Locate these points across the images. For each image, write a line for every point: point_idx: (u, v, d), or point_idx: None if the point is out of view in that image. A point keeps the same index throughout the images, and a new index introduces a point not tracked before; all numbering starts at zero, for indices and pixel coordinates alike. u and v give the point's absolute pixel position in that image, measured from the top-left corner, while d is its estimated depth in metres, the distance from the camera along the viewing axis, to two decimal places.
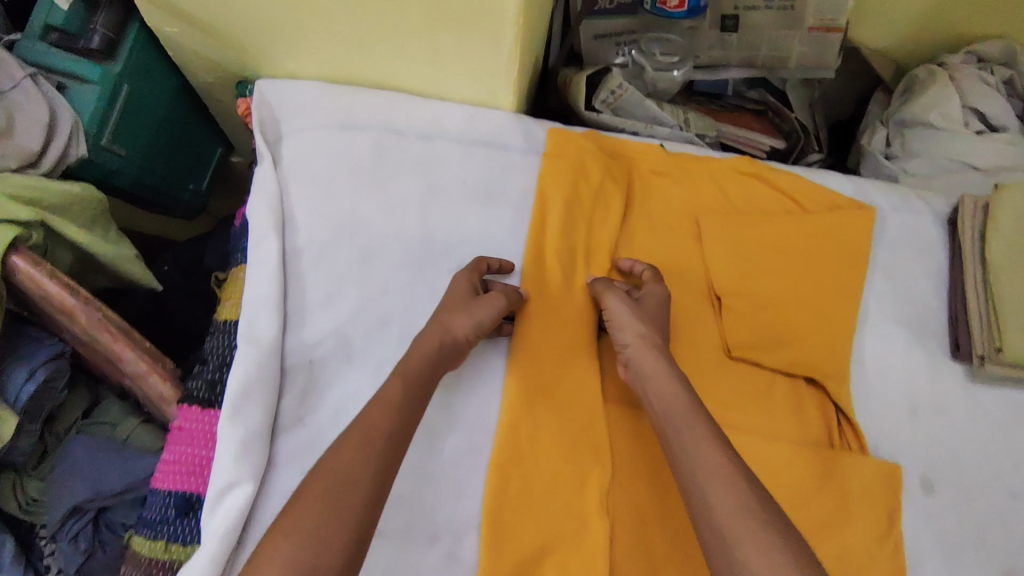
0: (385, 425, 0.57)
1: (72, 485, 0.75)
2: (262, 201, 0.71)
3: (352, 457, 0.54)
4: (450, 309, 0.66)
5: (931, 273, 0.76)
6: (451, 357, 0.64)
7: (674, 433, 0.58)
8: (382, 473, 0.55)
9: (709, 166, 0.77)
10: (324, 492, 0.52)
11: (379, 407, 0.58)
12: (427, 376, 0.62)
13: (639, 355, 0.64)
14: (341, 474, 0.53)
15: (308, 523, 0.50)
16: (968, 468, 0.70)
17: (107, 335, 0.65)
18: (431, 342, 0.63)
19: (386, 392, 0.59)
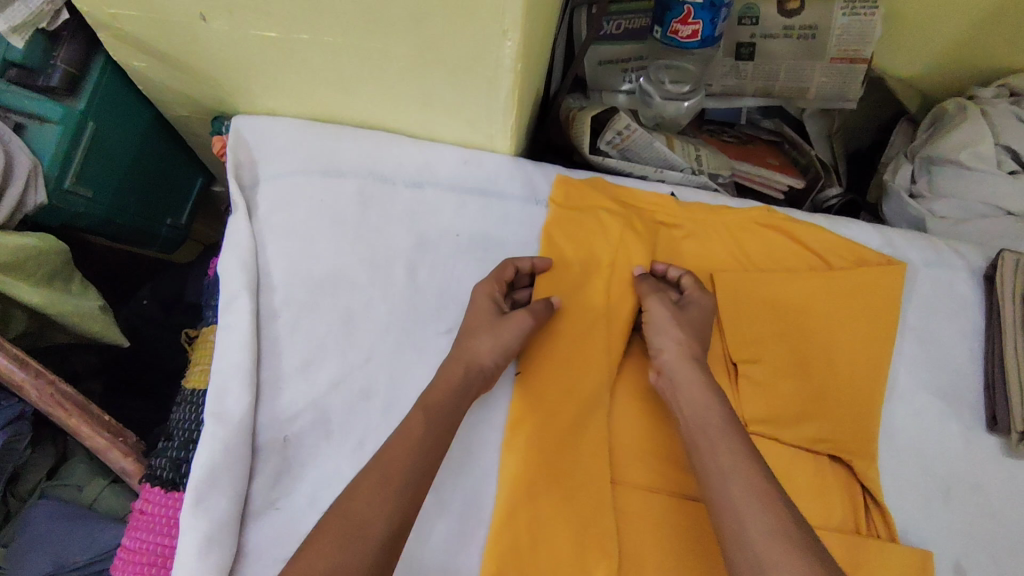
0: (406, 465, 0.53)
1: (32, 556, 0.69)
2: (235, 257, 0.65)
3: (368, 502, 0.51)
4: (476, 329, 0.62)
5: (966, 336, 0.70)
6: (477, 382, 0.61)
7: (706, 446, 0.54)
8: (401, 521, 0.51)
9: (726, 218, 0.71)
10: (336, 538, 0.48)
11: (366, 489, 0.51)
12: (437, 440, 0.56)
13: (677, 364, 0.60)
14: (355, 518, 0.50)
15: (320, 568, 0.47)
16: (1006, 554, 0.64)
17: (60, 410, 0.59)
18: (457, 372, 0.60)
19: (407, 427, 0.56)
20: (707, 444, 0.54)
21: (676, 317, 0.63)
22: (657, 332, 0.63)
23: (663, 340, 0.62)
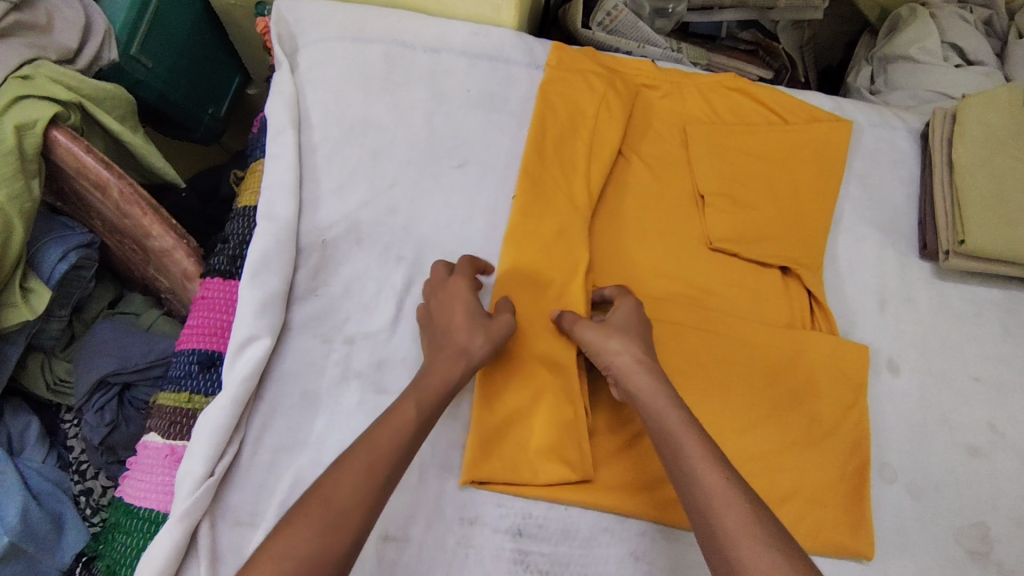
0: (391, 452, 0.55)
1: (97, 359, 0.82)
2: (280, 100, 0.77)
3: (353, 482, 0.53)
4: (461, 326, 0.64)
5: (903, 182, 0.82)
6: (467, 377, 0.63)
7: (672, 449, 0.57)
8: (373, 509, 0.53)
9: (696, 80, 0.83)
10: (319, 518, 0.51)
11: (388, 428, 0.56)
12: (421, 429, 0.58)
13: (625, 375, 0.63)
14: (338, 506, 0.52)
15: (298, 552, 0.49)
16: (934, 354, 0.75)
17: (137, 208, 0.71)
18: (450, 363, 0.62)
19: (397, 411, 0.58)
20: (674, 452, 0.57)
21: (608, 331, 0.65)
22: (600, 347, 0.65)
23: (608, 355, 0.64)
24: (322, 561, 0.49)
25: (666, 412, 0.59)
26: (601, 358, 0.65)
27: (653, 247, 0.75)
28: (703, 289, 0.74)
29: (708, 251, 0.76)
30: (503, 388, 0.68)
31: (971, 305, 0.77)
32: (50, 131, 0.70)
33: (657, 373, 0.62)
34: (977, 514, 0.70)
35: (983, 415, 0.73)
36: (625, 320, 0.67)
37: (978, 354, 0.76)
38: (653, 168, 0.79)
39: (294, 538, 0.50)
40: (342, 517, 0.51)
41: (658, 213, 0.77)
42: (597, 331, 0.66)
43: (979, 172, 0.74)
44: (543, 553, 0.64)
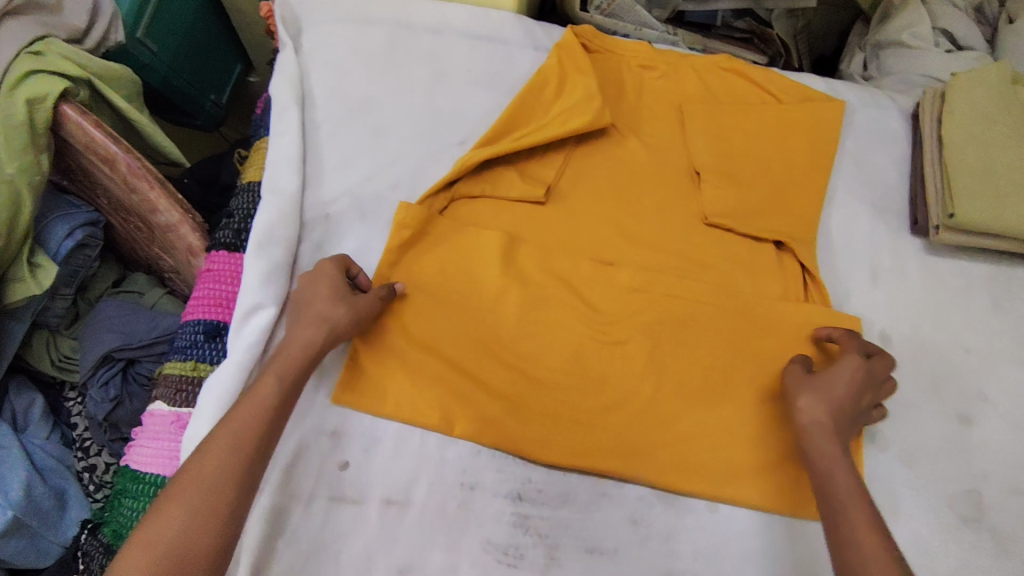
0: (255, 427, 0.53)
1: (103, 335, 0.83)
2: (284, 78, 0.78)
3: (219, 462, 0.51)
4: (323, 299, 0.63)
5: (896, 161, 0.84)
6: (329, 346, 0.62)
7: (828, 497, 0.55)
8: (243, 488, 0.51)
9: (691, 61, 0.85)
10: (189, 498, 0.48)
11: (248, 406, 0.54)
12: (286, 402, 0.56)
13: (812, 416, 0.61)
14: (206, 483, 0.49)
15: (166, 534, 0.46)
16: (926, 326, 0.76)
17: (145, 182, 0.72)
18: (314, 334, 0.61)
19: (258, 390, 0.56)
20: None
21: (808, 380, 0.63)
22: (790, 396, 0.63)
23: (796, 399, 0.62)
24: (189, 542, 0.47)
25: (828, 451, 0.58)
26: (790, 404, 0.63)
27: (651, 221, 0.77)
28: (700, 262, 0.76)
29: (703, 226, 0.77)
30: (508, 354, 0.70)
31: (961, 278, 0.79)
32: (60, 106, 0.71)
33: (840, 436, 0.59)
34: (968, 481, 0.71)
35: (973, 385, 0.75)
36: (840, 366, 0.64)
37: (969, 326, 0.77)
38: (650, 145, 0.81)
39: (164, 522, 0.47)
40: (209, 498, 0.49)
41: (654, 189, 0.78)
42: (801, 379, 0.64)
43: (966, 149, 0.76)
44: (542, 517, 0.65)
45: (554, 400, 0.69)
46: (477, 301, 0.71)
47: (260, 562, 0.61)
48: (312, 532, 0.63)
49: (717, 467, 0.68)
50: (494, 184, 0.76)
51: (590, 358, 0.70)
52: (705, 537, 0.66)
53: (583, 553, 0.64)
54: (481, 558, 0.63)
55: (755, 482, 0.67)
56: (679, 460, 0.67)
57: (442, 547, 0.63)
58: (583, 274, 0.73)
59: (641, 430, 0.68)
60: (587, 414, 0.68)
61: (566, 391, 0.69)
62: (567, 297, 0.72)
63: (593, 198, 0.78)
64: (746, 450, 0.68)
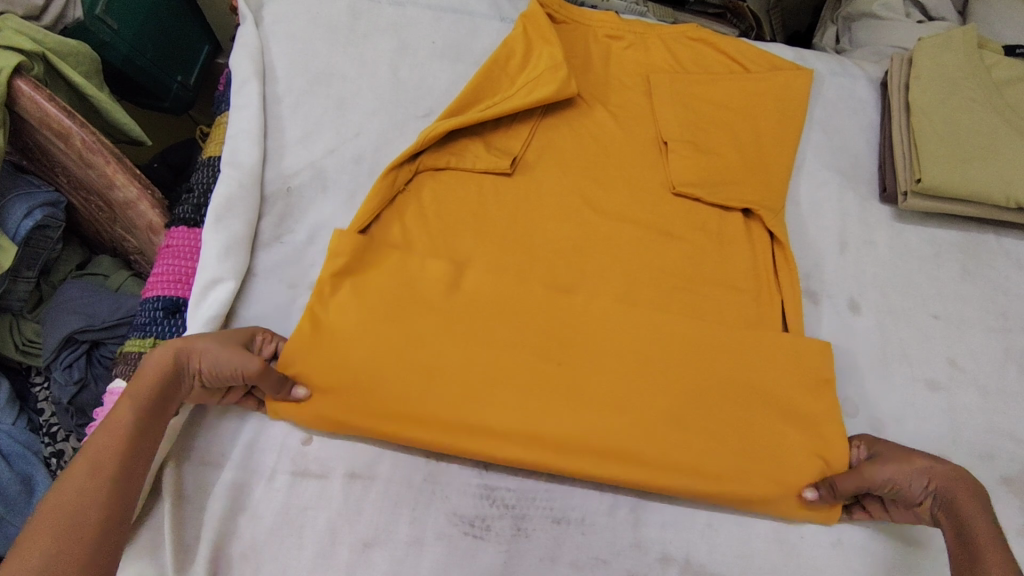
0: (114, 454, 0.53)
1: (65, 317, 0.81)
2: (244, 52, 0.77)
3: (80, 489, 0.50)
4: (200, 334, 0.60)
5: (864, 129, 0.83)
6: (180, 374, 0.58)
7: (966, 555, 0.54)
8: (109, 514, 0.50)
9: (659, 31, 0.84)
10: (53, 525, 0.47)
11: (104, 433, 0.54)
12: (148, 423, 0.56)
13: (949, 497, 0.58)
14: (66, 515, 0.48)
15: (34, 560, 0.45)
16: (893, 293, 0.76)
17: (100, 157, 0.70)
18: (166, 358, 0.58)
19: (114, 416, 0.55)
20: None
21: (906, 466, 0.60)
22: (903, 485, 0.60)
23: (917, 483, 0.59)
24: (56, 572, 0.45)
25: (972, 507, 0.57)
26: (906, 493, 0.60)
27: (617, 191, 0.76)
28: (668, 232, 0.75)
29: (670, 196, 0.77)
30: None
31: (929, 246, 0.78)
32: (14, 81, 0.69)
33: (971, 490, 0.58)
34: (939, 447, 0.69)
35: (941, 351, 0.74)
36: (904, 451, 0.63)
37: (939, 293, 0.76)
38: (617, 114, 0.80)
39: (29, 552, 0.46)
40: (74, 527, 0.48)
41: (620, 159, 0.78)
42: (898, 472, 0.60)
43: (933, 113, 0.76)
44: (509, 488, 0.65)
45: (526, 369, 0.64)
46: None
47: (223, 537, 0.60)
48: (275, 507, 0.62)
49: None
50: (459, 156, 0.75)
51: None
52: (673, 507, 0.66)
53: (549, 524, 0.64)
54: (447, 530, 0.62)
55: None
56: None
57: (407, 520, 0.62)
58: (551, 247, 0.72)
59: (614, 394, 0.64)
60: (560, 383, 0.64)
61: (538, 358, 0.65)
62: (535, 270, 0.71)
63: (561, 170, 0.77)
64: (727, 420, 0.64)
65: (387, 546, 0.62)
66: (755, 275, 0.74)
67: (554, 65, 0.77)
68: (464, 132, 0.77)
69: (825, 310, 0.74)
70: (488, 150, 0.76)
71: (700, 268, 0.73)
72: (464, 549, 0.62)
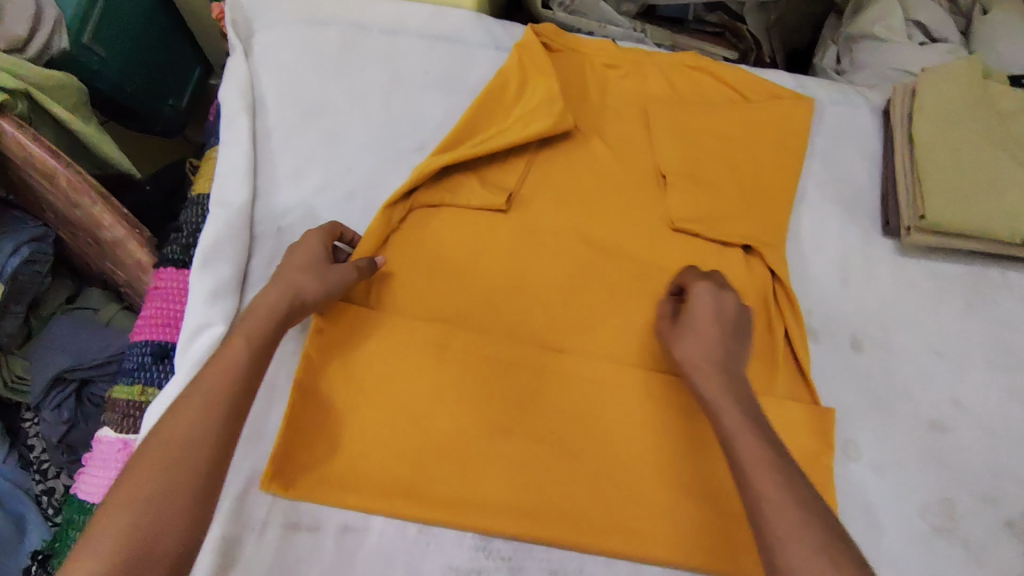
0: (226, 386, 0.51)
1: (53, 356, 0.79)
2: (233, 85, 0.75)
3: (192, 421, 0.48)
4: (295, 267, 0.61)
5: (866, 159, 0.81)
6: (297, 314, 0.59)
7: None
8: (222, 448, 0.48)
9: (657, 60, 0.82)
10: (162, 457, 0.46)
11: (216, 365, 0.52)
12: (258, 359, 0.54)
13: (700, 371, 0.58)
14: (178, 446, 0.47)
15: (141, 493, 0.44)
16: (896, 329, 0.75)
17: (87, 197, 0.69)
18: (277, 295, 0.58)
19: (228, 351, 0.53)
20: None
21: (700, 338, 0.60)
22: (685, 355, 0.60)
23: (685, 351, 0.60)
24: (168, 503, 0.45)
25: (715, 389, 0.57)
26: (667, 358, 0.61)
27: (615, 227, 0.75)
28: (667, 268, 0.73)
29: (670, 231, 0.75)
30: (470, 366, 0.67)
31: (933, 280, 0.77)
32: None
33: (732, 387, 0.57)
34: (942, 490, 0.69)
35: (945, 389, 0.73)
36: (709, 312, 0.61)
37: (941, 330, 0.75)
38: (614, 147, 0.78)
39: (137, 484, 0.45)
40: (185, 458, 0.47)
41: (621, 194, 0.76)
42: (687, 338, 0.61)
43: (937, 147, 0.74)
44: (506, 540, 0.63)
45: (516, 425, 0.66)
46: (439, 316, 0.69)
47: None
48: (266, 562, 0.60)
49: (686, 483, 0.65)
50: (453, 193, 0.74)
51: (550, 371, 0.68)
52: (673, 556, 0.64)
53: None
54: None
55: (727, 499, 0.65)
56: (642, 478, 0.65)
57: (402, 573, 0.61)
58: (546, 290, 0.72)
59: (605, 447, 0.66)
60: (549, 439, 0.66)
61: (529, 412, 0.66)
62: (527, 318, 0.70)
63: (559, 206, 0.75)
64: (713, 468, 0.66)
65: None
66: (755, 313, 0.73)
67: (551, 98, 0.76)
68: (460, 167, 0.75)
69: (827, 349, 0.73)
70: (483, 186, 0.74)
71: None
72: None
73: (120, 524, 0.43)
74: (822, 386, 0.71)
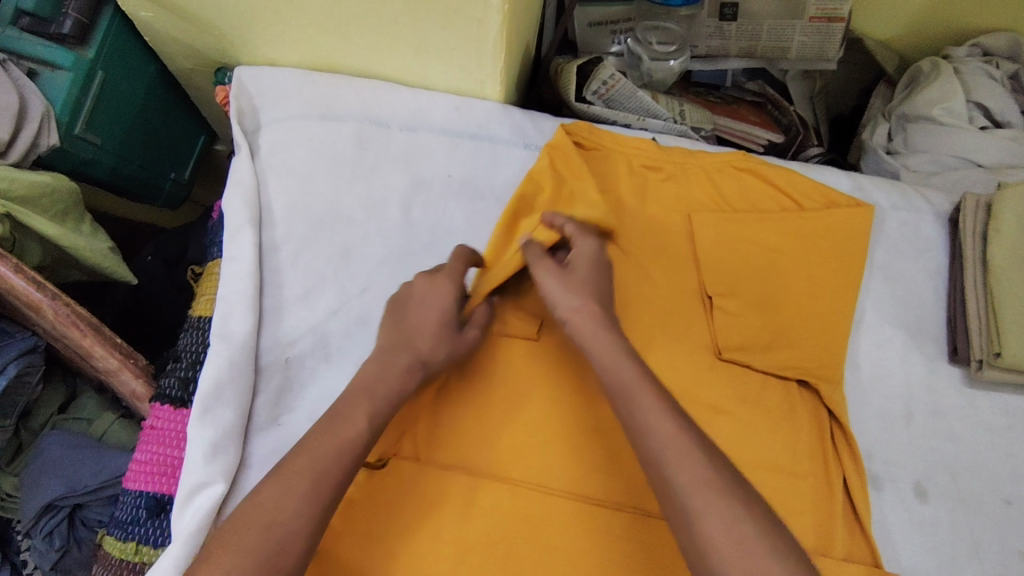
0: (336, 462, 0.52)
1: (43, 482, 0.72)
2: (238, 194, 0.69)
3: (300, 502, 0.49)
4: (425, 331, 0.60)
5: (931, 274, 0.74)
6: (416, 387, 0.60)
7: None
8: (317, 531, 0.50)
9: (702, 160, 0.75)
10: (264, 544, 0.47)
11: (328, 439, 0.52)
12: (373, 435, 0.55)
13: (581, 328, 0.58)
14: (275, 532, 0.48)
15: None
16: (964, 475, 0.68)
17: (76, 330, 0.62)
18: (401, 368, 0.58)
19: (347, 422, 0.54)
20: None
21: (565, 280, 0.60)
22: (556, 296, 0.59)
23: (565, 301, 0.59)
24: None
25: (609, 354, 0.55)
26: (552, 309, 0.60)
27: (656, 356, 0.67)
28: (715, 406, 0.66)
29: (715, 359, 0.68)
30: (501, 519, 0.60)
31: (1006, 415, 0.70)
32: None
33: (608, 324, 0.58)
34: None
35: (1020, 543, 0.66)
36: (587, 258, 0.62)
37: (1016, 473, 0.68)
38: (654, 260, 0.71)
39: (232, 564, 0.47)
40: (284, 544, 0.48)
41: (663, 318, 0.69)
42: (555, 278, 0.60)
43: (1015, 275, 0.67)
44: None
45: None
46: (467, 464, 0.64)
47: None
48: None
49: None
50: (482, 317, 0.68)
51: (588, 529, 0.60)
52: None
53: None
54: None
55: None
56: None
57: None
58: (580, 425, 0.65)
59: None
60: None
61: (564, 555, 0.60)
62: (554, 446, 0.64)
63: None
64: None
65: None
66: (810, 456, 0.66)
67: (587, 192, 0.68)
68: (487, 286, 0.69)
69: (889, 498, 0.66)
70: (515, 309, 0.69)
71: (748, 450, 0.65)
72: None
73: None
74: (883, 544, 0.64)
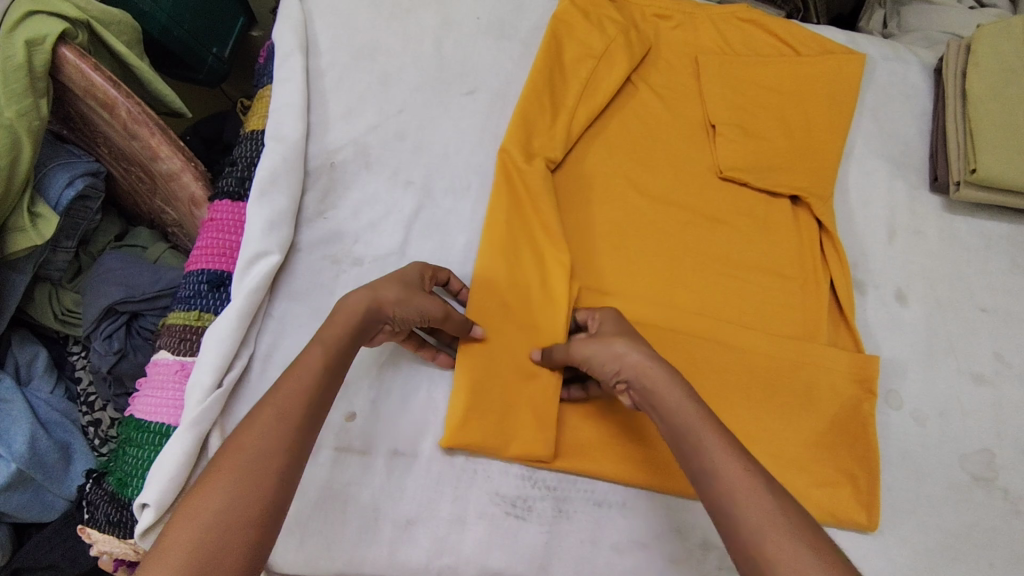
0: (299, 395, 0.49)
1: (105, 288, 0.81)
2: (287, 24, 0.76)
3: (266, 427, 0.46)
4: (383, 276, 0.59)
5: (916, 116, 0.82)
6: (369, 320, 0.56)
7: None
8: (299, 456, 0.47)
9: (709, 12, 0.82)
10: (239, 466, 0.44)
11: (296, 374, 0.50)
12: (333, 373, 0.52)
13: (637, 372, 0.53)
14: (251, 454, 0.45)
15: (212, 508, 0.42)
16: (941, 284, 0.75)
17: (145, 128, 0.70)
18: (360, 303, 0.56)
19: (303, 359, 0.52)
20: None
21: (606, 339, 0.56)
22: (603, 360, 0.55)
23: (610, 365, 0.55)
24: (238, 511, 0.43)
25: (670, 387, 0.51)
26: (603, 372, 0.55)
27: (660, 174, 0.75)
28: (717, 218, 0.74)
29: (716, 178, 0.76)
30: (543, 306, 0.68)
31: (978, 236, 0.77)
32: (59, 48, 0.68)
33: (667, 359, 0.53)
34: (983, 441, 0.69)
35: (988, 343, 0.73)
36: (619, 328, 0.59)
37: (987, 285, 0.76)
38: (662, 95, 0.79)
39: (210, 491, 0.43)
40: (261, 466, 0.45)
41: (672, 143, 0.77)
42: (597, 340, 0.57)
43: (991, 103, 0.74)
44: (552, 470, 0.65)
45: None
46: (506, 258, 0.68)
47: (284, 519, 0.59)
48: (319, 481, 0.61)
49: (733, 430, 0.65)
50: (525, 132, 0.72)
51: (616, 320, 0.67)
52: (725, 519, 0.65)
53: (590, 507, 0.64)
54: (489, 509, 0.63)
55: (781, 443, 0.65)
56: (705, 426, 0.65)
57: (449, 499, 0.62)
58: (611, 231, 0.72)
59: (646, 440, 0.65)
60: (587, 398, 0.66)
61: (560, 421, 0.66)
62: None
63: (614, 156, 0.75)
64: (759, 415, 0.66)
65: (430, 524, 0.62)
66: (801, 262, 0.73)
67: (625, 52, 0.77)
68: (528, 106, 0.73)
69: (872, 300, 0.73)
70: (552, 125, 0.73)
71: (745, 255, 0.73)
72: (507, 527, 0.62)
73: (192, 534, 0.41)
74: (866, 337, 0.72)
